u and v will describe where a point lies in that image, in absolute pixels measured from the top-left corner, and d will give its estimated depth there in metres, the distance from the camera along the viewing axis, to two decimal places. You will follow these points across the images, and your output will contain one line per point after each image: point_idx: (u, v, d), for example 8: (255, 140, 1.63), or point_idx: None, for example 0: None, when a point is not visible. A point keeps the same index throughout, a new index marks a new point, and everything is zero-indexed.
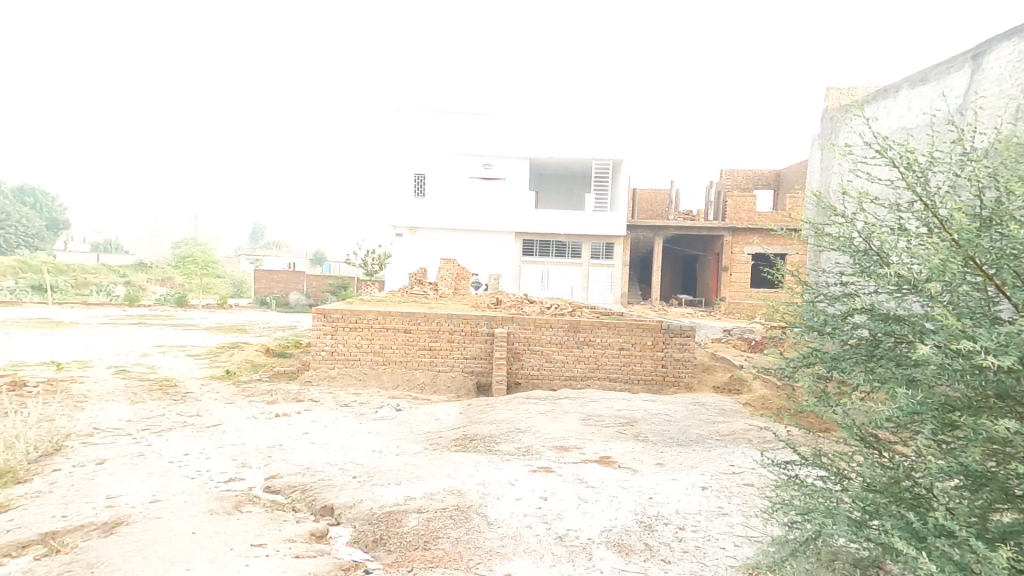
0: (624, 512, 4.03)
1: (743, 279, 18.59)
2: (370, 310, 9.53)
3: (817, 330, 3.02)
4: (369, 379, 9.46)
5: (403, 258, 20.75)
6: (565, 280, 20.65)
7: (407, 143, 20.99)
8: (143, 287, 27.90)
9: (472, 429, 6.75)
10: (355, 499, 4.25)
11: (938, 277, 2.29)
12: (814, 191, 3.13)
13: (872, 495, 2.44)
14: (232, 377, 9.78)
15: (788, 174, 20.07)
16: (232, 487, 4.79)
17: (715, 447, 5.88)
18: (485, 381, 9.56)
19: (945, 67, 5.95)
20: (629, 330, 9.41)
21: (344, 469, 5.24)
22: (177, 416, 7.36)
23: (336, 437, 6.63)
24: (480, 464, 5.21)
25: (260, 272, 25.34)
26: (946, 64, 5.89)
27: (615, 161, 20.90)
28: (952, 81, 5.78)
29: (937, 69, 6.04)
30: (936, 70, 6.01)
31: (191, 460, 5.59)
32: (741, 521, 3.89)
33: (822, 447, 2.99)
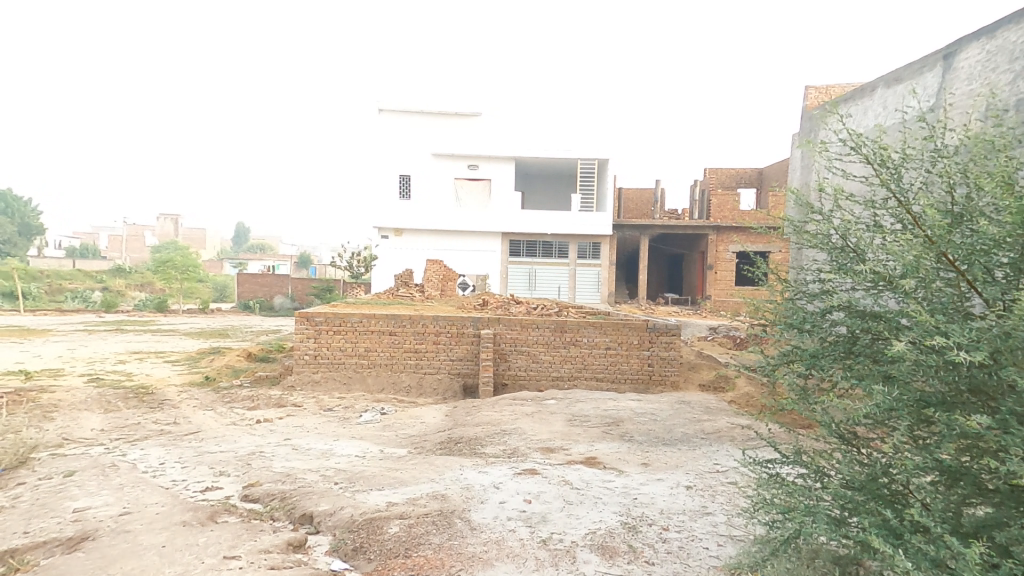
0: (609, 514, 4.00)
1: (728, 277, 18.73)
2: (354, 313, 9.40)
3: (797, 327, 3.02)
4: (353, 383, 9.34)
5: (389, 260, 20.58)
6: (552, 280, 20.65)
7: (390, 145, 20.88)
8: (123, 293, 27.38)
9: (456, 432, 6.68)
10: (336, 506, 4.17)
11: (912, 273, 2.29)
12: (791, 189, 3.12)
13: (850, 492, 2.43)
14: (212, 383, 9.59)
15: (771, 172, 20.27)
16: (209, 497, 4.67)
17: (700, 445, 5.88)
18: (472, 383, 9.49)
19: (918, 67, 6.02)
20: (615, 329, 9.41)
21: (325, 476, 5.15)
22: (153, 424, 7.20)
23: (318, 442, 6.52)
24: (464, 468, 5.15)
25: (243, 275, 24.99)
26: (918, 64, 5.98)
27: (600, 160, 20.96)
28: (925, 80, 5.86)
29: (910, 69, 6.12)
30: (910, 70, 6.08)
31: (167, 469, 5.45)
32: (726, 520, 3.88)
33: (803, 444, 2.98)
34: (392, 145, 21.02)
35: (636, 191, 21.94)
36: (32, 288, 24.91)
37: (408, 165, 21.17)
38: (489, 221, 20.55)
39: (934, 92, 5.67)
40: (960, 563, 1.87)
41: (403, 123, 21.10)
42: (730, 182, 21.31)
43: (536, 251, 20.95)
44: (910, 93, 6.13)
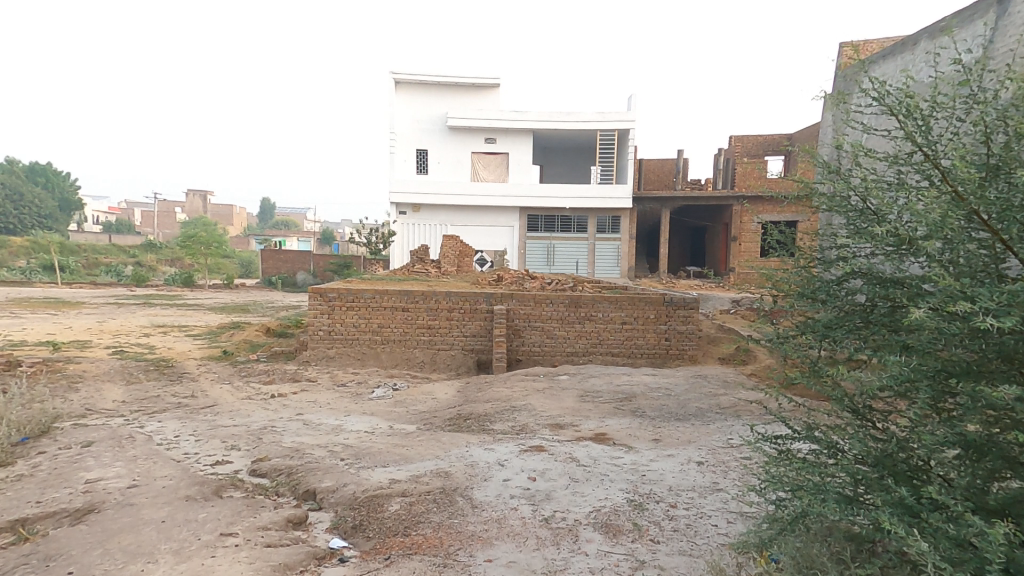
0: (615, 491, 3.89)
1: (753, 249, 18.18)
2: (367, 289, 9.38)
3: (809, 297, 2.82)
4: (368, 358, 9.38)
5: (407, 237, 20.52)
6: (570, 254, 20.36)
7: (407, 120, 20.80)
8: (154, 269, 28.13)
9: (466, 408, 6.65)
10: (339, 483, 4.16)
11: (938, 234, 2.06)
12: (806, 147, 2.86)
13: (864, 470, 2.22)
14: (231, 357, 9.74)
15: (800, 139, 19.44)
16: (218, 471, 4.72)
17: (715, 421, 5.71)
18: (486, 359, 9.42)
19: (968, 15, 5.50)
20: (631, 303, 9.20)
21: (332, 452, 5.17)
22: (172, 397, 7.35)
23: (330, 418, 6.56)
24: (470, 444, 5.09)
25: (266, 252, 25.33)
26: (968, 11, 5.46)
27: (620, 130, 20.37)
28: (973, 29, 5.36)
29: (959, 17, 5.59)
30: (959, 18, 5.56)
31: (180, 442, 5.53)
32: (737, 497, 3.73)
33: (816, 419, 2.78)
34: (409, 118, 20.80)
35: (657, 162, 21.30)
36: (69, 262, 25.75)
37: (425, 138, 20.94)
38: (507, 196, 20.21)
39: (981, 40, 5.20)
40: (983, 544, 1.67)
41: (420, 96, 20.94)
42: (756, 150, 20.50)
43: (554, 225, 20.63)
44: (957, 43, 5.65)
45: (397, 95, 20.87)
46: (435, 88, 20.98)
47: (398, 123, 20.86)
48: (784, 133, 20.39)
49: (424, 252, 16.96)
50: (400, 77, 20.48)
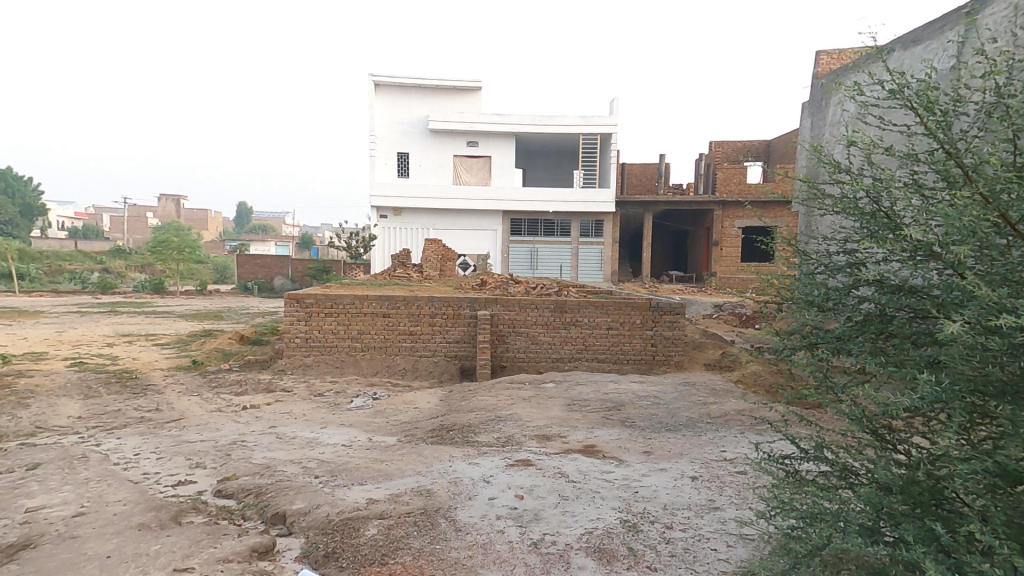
0: (607, 510, 3.66)
1: (734, 253, 18.33)
2: (346, 294, 9.03)
3: (817, 305, 2.66)
4: (347, 366, 9.03)
5: (388, 241, 20.13)
6: (553, 258, 20.19)
7: (387, 122, 20.50)
8: (122, 276, 27.23)
9: (449, 419, 6.37)
10: (312, 505, 3.86)
11: (970, 239, 1.89)
12: (814, 144, 2.70)
13: (888, 499, 2.04)
14: (200, 367, 9.28)
15: (779, 145, 19.70)
16: (179, 493, 4.37)
17: (706, 431, 5.53)
18: (469, 365, 9.15)
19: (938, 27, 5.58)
20: (617, 308, 9.02)
21: (306, 468, 4.85)
22: (133, 411, 6.93)
23: (304, 431, 6.22)
24: (453, 459, 4.82)
25: (242, 257, 24.63)
26: (939, 22, 5.48)
27: (602, 135, 20.35)
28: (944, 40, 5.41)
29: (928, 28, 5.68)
30: (928, 30, 5.58)
31: (140, 461, 5.15)
32: (736, 516, 3.53)
33: (827, 438, 2.62)
34: (389, 121, 20.49)
35: (640, 166, 21.32)
36: (31, 269, 24.68)
37: (405, 141, 20.67)
38: (489, 200, 19.97)
39: (951, 50, 5.21)
40: None
41: (400, 97, 20.69)
42: (737, 156, 20.71)
43: (537, 229, 20.44)
44: (927, 56, 5.68)
45: (377, 98, 20.55)
46: (416, 91, 20.73)
47: (378, 126, 20.53)
48: (763, 138, 20.65)
49: (406, 257, 16.58)
50: (380, 80, 20.18)
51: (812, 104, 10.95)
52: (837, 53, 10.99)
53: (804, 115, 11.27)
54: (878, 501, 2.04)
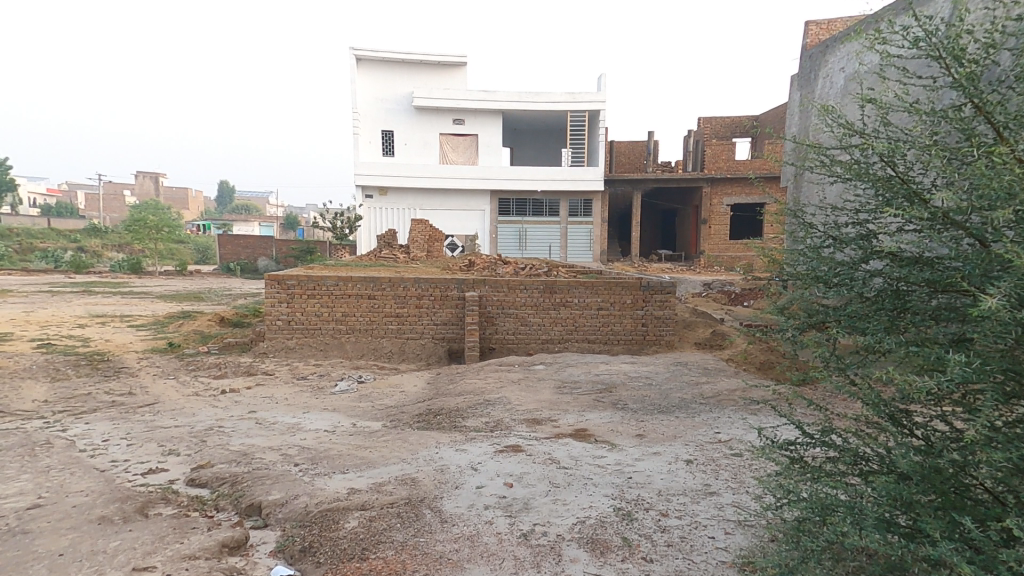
0: (600, 497, 3.51)
1: (723, 231, 18.22)
2: (329, 276, 8.75)
3: (824, 281, 2.46)
4: (331, 349, 8.78)
5: (374, 222, 19.69)
6: (543, 239, 19.94)
7: (370, 98, 19.94)
8: (99, 256, 26.46)
9: (436, 402, 6.18)
10: (289, 495, 3.65)
11: (1004, 202, 1.68)
12: (824, 102, 2.45)
13: (908, 488, 1.87)
14: (177, 350, 8.95)
15: (768, 121, 19.53)
16: (149, 482, 4.13)
17: (700, 412, 5.40)
18: (457, 348, 8.95)
19: None
20: (607, 288, 8.85)
21: (285, 456, 4.63)
22: (105, 395, 6.64)
23: (286, 416, 6.00)
24: (440, 445, 4.63)
25: (223, 237, 24.01)
26: None
27: (591, 112, 19.98)
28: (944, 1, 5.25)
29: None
30: None
31: (108, 448, 4.89)
32: (733, 502, 3.39)
33: (834, 422, 2.45)
34: (373, 97, 19.94)
35: (629, 145, 21.03)
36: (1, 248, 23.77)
37: (389, 118, 20.12)
38: (477, 178, 19.57)
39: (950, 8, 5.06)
40: None
41: (383, 72, 20.10)
42: (725, 133, 20.52)
43: (526, 209, 20.11)
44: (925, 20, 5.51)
45: (360, 73, 19.93)
46: (399, 65, 20.14)
47: (361, 101, 19.94)
48: (752, 114, 20.46)
49: (391, 237, 16.18)
50: (362, 53, 19.54)
51: (801, 77, 10.76)
52: (827, 22, 10.77)
53: (793, 88, 11.11)
54: (897, 489, 1.85)
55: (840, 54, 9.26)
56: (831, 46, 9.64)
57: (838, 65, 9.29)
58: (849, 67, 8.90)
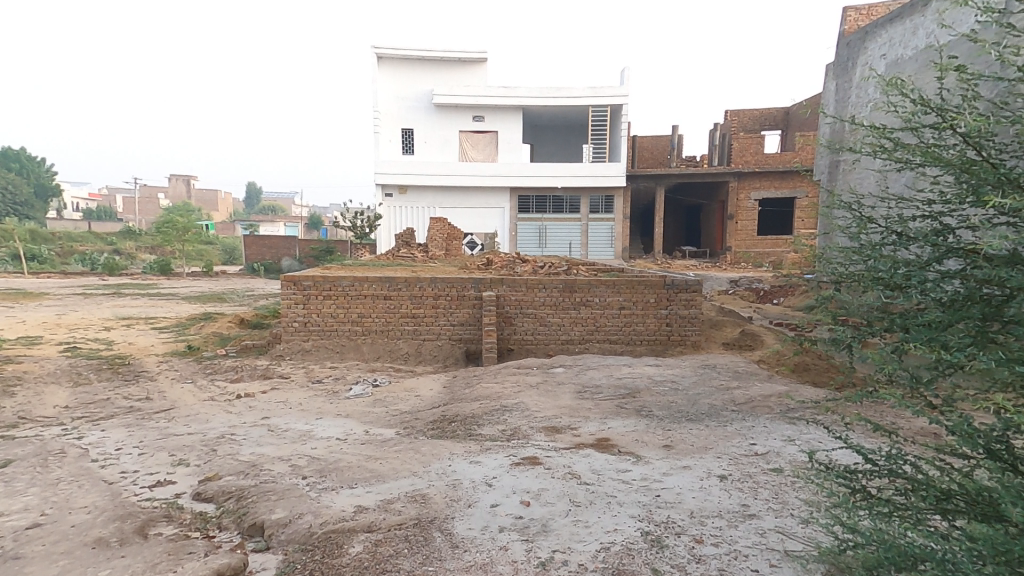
0: (626, 519, 3.20)
1: (750, 226, 17.59)
2: (345, 276, 8.58)
3: (891, 285, 2.11)
4: (347, 351, 8.62)
5: (393, 221, 19.61)
6: (563, 236, 19.57)
7: (390, 96, 19.86)
8: (131, 258, 27.04)
9: (452, 408, 5.94)
10: (293, 514, 3.44)
11: None
12: (896, 75, 2.11)
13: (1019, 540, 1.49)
14: (197, 353, 8.91)
15: (798, 112, 18.87)
16: (154, 496, 3.98)
17: (732, 421, 5.04)
18: (475, 349, 8.71)
19: None
20: (630, 287, 8.50)
21: (294, 467, 4.43)
22: (123, 400, 6.59)
23: (298, 423, 5.82)
24: (455, 457, 4.38)
25: (248, 238, 24.27)
26: None
27: (613, 106, 19.51)
28: None
29: None
30: None
31: (119, 457, 4.77)
32: (777, 527, 3.05)
33: (905, 448, 2.08)
34: (393, 96, 19.85)
35: (651, 139, 20.51)
36: (41, 251, 24.44)
37: (409, 116, 20.01)
38: (496, 175, 19.31)
39: None
40: None
41: (403, 69, 19.96)
42: (752, 125, 19.92)
43: (546, 206, 19.76)
44: None
45: (380, 72, 19.86)
46: (419, 63, 19.99)
47: (382, 100, 19.86)
48: (781, 105, 19.80)
49: (410, 236, 16.02)
50: (383, 52, 19.45)
51: (836, 65, 10.26)
52: (866, 8, 10.18)
53: (827, 78, 10.61)
54: (1004, 543, 1.47)
55: (882, 39, 8.80)
56: (871, 32, 9.18)
57: (879, 51, 8.86)
58: (893, 54, 8.50)
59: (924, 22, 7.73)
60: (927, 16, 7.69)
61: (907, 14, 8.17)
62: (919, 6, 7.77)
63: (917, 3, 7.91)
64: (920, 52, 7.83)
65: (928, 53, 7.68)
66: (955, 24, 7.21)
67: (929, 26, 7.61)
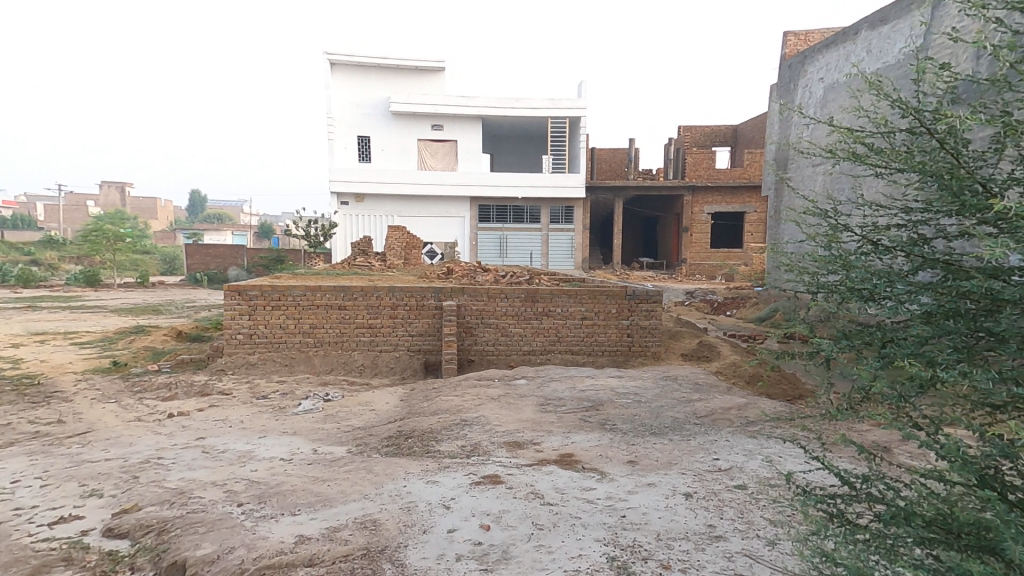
0: (590, 544, 3.00)
1: (704, 238, 18.03)
2: (296, 285, 8.12)
3: (867, 295, 1.97)
4: (297, 364, 8.12)
5: (349, 230, 19.00)
6: (524, 246, 19.47)
7: (344, 103, 19.37)
8: (56, 269, 25.12)
9: (409, 423, 5.62)
10: (222, 549, 3.09)
11: None
12: (872, 72, 1.93)
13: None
14: (124, 369, 8.19)
15: (746, 130, 19.65)
16: (56, 535, 3.52)
17: (695, 434, 4.95)
18: (434, 360, 8.40)
19: None
20: (592, 297, 8.40)
21: (229, 493, 4.01)
22: (30, 424, 5.92)
23: (238, 442, 5.35)
24: (410, 477, 4.07)
25: (191, 247, 23.00)
26: None
27: (571, 119, 19.68)
28: None
29: None
30: None
31: (17, 491, 4.22)
32: (745, 549, 2.92)
33: (888, 472, 1.91)
34: (348, 103, 19.37)
35: (609, 152, 20.80)
36: None
37: (365, 124, 19.55)
38: (455, 185, 19.07)
39: None
40: None
41: (358, 76, 19.55)
42: (705, 141, 20.60)
43: (506, 216, 19.65)
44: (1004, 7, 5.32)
45: (334, 78, 19.37)
46: (375, 70, 19.64)
47: (336, 107, 19.35)
48: (730, 123, 20.59)
49: (366, 244, 15.52)
50: (336, 58, 19.02)
51: (779, 86, 10.67)
52: (804, 33, 10.65)
53: (771, 98, 11.02)
54: None
55: (818, 63, 9.25)
56: (809, 55, 9.62)
57: (816, 75, 9.29)
58: (829, 78, 8.93)
59: (856, 48, 8.24)
60: (858, 44, 8.25)
61: (841, 41, 8.68)
62: (852, 34, 8.29)
63: (850, 31, 8.45)
64: (854, 76, 8.29)
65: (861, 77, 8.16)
66: (883, 50, 7.72)
67: (861, 53, 8.15)
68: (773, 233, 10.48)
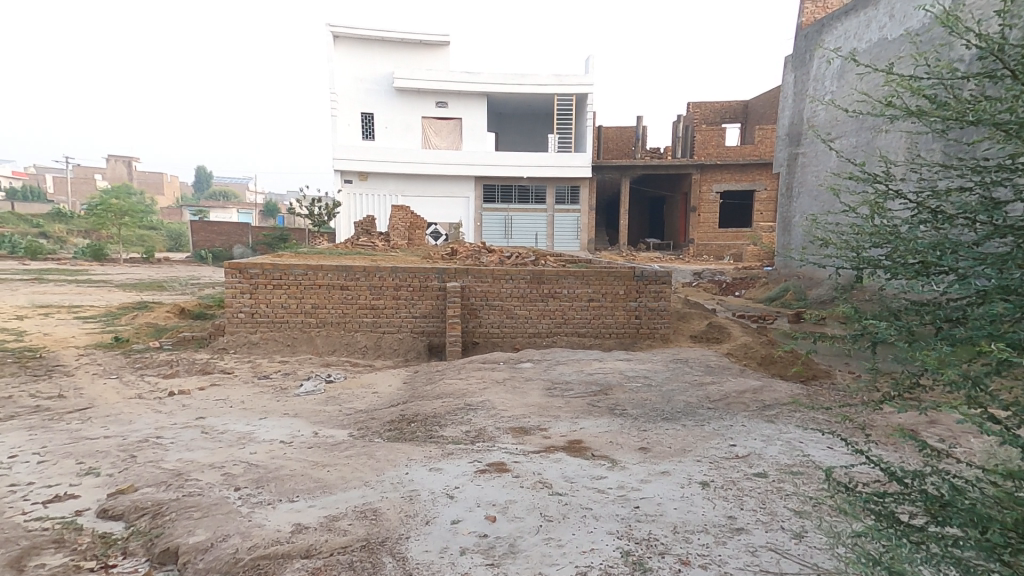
0: (603, 537, 2.83)
1: (712, 220, 17.68)
2: (297, 264, 7.93)
3: (923, 269, 1.73)
4: (299, 344, 7.98)
5: (353, 209, 18.74)
6: (529, 226, 19.19)
7: (347, 78, 18.96)
8: (62, 243, 25.07)
9: (412, 407, 5.47)
10: (217, 536, 2.95)
11: None
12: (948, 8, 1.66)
13: None
14: (125, 345, 8.08)
15: (757, 107, 19.10)
16: (48, 515, 3.39)
17: (709, 419, 4.77)
18: (438, 342, 8.23)
19: None
20: (599, 278, 8.18)
21: (227, 475, 3.87)
22: (30, 398, 5.81)
23: (237, 423, 5.22)
24: (412, 464, 3.92)
25: (195, 224, 22.85)
26: None
27: (578, 95, 19.19)
28: None
29: None
30: None
31: (13, 467, 4.10)
32: (769, 543, 2.75)
33: (950, 470, 1.69)
34: (351, 77, 18.95)
35: (617, 130, 20.33)
36: None
37: (368, 99, 19.14)
38: (460, 163, 18.73)
39: None
40: None
41: (361, 50, 19.10)
42: (714, 118, 20.10)
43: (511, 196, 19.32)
44: None
45: (336, 51, 18.94)
46: (378, 44, 19.17)
47: (338, 81, 18.94)
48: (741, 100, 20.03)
49: (370, 223, 15.26)
50: (339, 30, 18.56)
51: (795, 58, 10.27)
52: (823, 0, 10.09)
53: (785, 71, 10.63)
54: None
55: (837, 32, 8.84)
56: (827, 25, 9.22)
57: (834, 44, 8.89)
58: (848, 47, 8.53)
59: (878, 15, 7.81)
60: (880, 9, 7.80)
61: (861, 8, 8.24)
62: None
63: None
64: (874, 46, 7.89)
65: (882, 45, 7.75)
66: (907, 17, 7.28)
67: (883, 20, 7.71)
68: (784, 211, 10.19)
